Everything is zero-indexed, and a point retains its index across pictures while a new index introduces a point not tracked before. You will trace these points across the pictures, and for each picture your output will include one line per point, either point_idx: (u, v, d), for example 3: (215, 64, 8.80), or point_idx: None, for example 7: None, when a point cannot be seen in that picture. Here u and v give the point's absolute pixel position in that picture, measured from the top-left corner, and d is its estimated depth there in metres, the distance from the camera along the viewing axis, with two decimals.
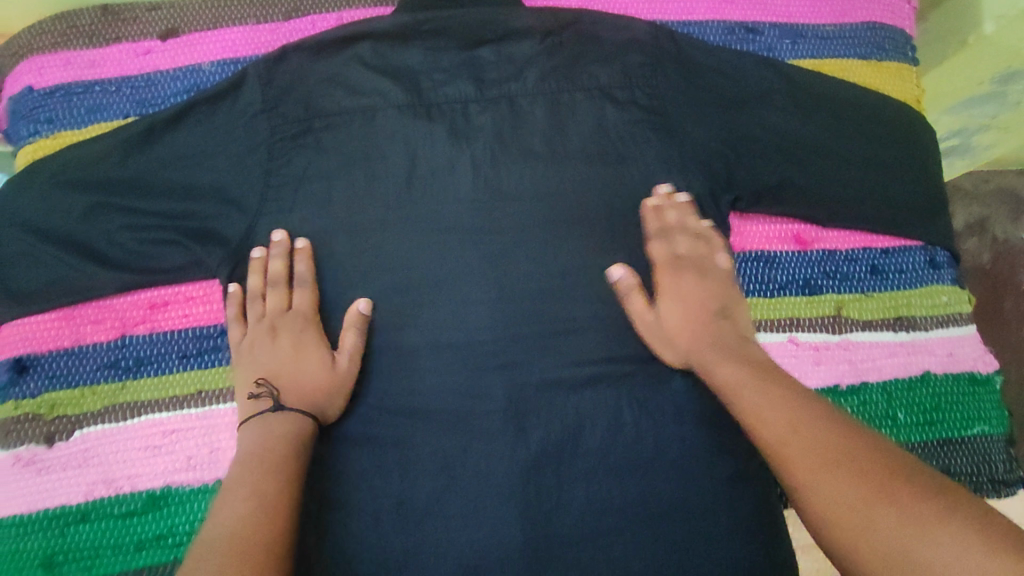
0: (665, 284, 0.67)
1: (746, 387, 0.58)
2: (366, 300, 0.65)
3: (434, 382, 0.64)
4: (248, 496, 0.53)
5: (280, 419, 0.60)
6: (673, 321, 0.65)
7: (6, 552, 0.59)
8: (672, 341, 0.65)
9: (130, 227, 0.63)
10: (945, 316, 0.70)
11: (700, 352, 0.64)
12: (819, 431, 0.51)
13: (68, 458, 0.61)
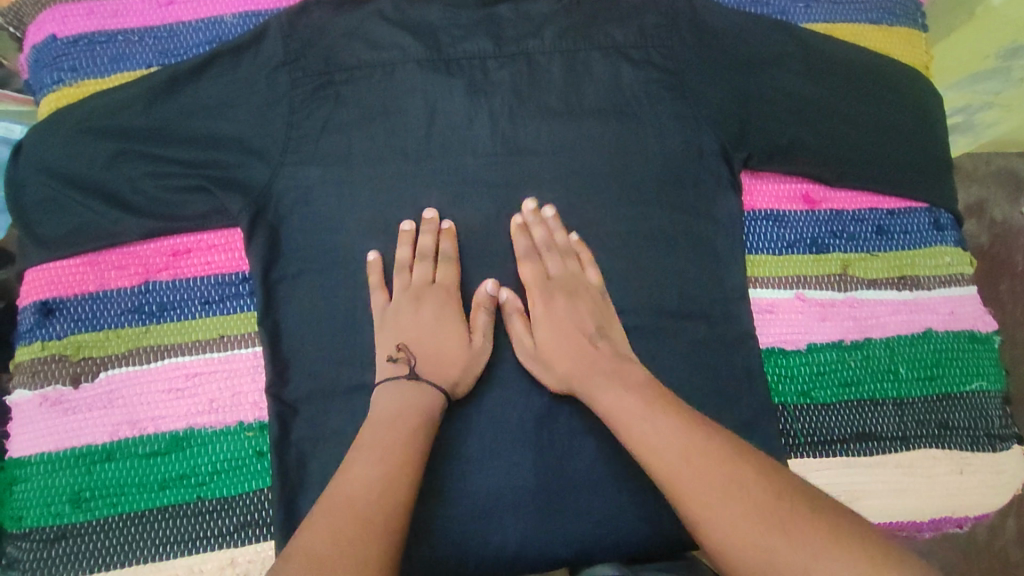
0: (538, 309, 0.64)
1: (632, 421, 0.55)
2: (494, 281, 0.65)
3: None
4: (381, 461, 0.52)
5: (416, 387, 0.58)
6: (543, 342, 0.62)
7: (34, 488, 0.60)
8: (551, 364, 0.61)
9: (153, 174, 0.64)
10: (947, 276, 0.71)
11: (580, 378, 0.60)
12: (702, 473, 0.50)
13: (93, 398, 0.62)
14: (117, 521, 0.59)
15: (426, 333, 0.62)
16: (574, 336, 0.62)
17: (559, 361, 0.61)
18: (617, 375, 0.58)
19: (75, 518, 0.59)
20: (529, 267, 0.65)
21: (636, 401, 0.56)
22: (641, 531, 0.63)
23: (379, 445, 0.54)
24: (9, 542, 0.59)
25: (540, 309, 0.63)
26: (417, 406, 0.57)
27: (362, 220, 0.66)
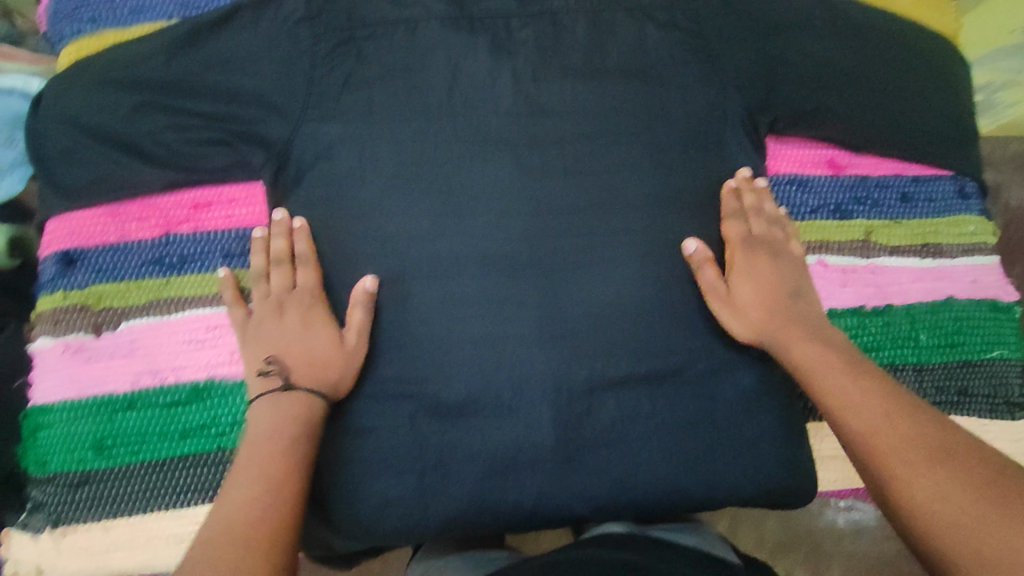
0: (739, 263, 0.66)
1: (822, 377, 0.56)
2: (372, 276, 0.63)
3: (470, 289, 0.65)
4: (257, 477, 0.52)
5: (290, 397, 0.57)
6: (744, 295, 0.64)
7: (58, 434, 0.60)
8: (742, 314, 0.64)
9: (175, 127, 0.64)
10: (970, 244, 0.71)
11: (773, 329, 0.62)
12: (906, 429, 0.50)
13: (115, 348, 0.62)
14: (139, 469, 0.60)
15: (295, 339, 0.61)
16: (761, 293, 0.64)
17: (762, 316, 0.63)
18: (790, 324, 0.62)
19: (98, 465, 0.60)
20: (733, 223, 0.67)
21: (826, 373, 0.56)
22: (656, 486, 0.64)
23: (254, 465, 0.53)
24: (35, 487, 0.60)
25: (741, 259, 0.66)
26: (295, 416, 0.57)
27: (381, 177, 0.65)
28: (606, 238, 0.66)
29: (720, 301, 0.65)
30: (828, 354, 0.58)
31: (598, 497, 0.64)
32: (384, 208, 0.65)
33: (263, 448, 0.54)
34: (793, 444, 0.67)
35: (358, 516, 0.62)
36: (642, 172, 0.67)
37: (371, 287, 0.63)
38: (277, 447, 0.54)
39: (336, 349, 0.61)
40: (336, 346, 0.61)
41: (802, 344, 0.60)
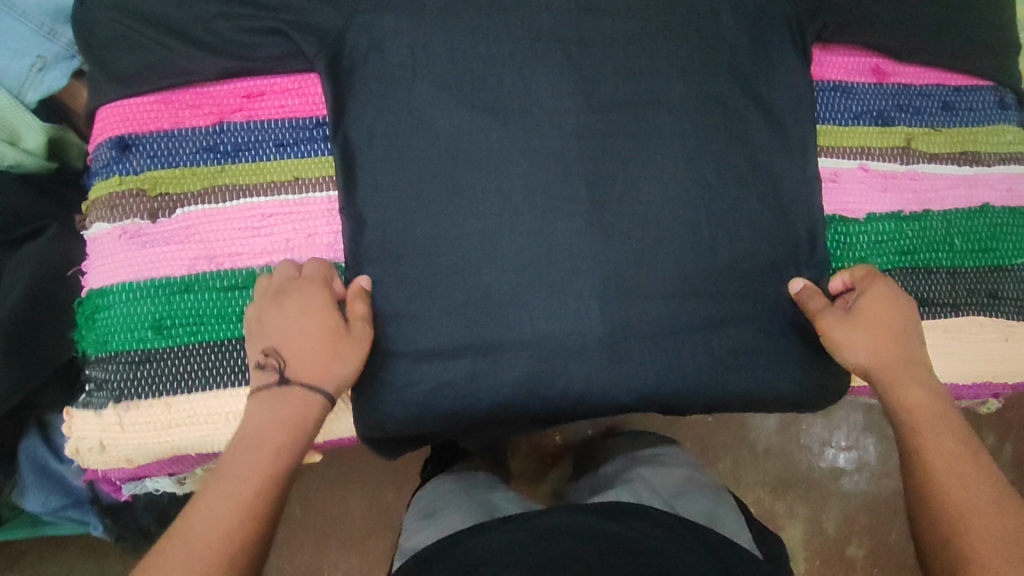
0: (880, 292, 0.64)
1: (936, 444, 0.56)
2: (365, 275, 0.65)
3: (521, 183, 0.66)
4: (243, 498, 0.51)
5: (287, 394, 0.56)
6: (878, 325, 0.62)
7: (119, 315, 0.61)
8: (866, 332, 0.62)
9: (227, 15, 0.62)
10: (1007, 153, 0.72)
11: (897, 362, 0.61)
12: (997, 541, 0.50)
13: (170, 233, 0.62)
14: (199, 349, 0.61)
15: (291, 328, 0.58)
16: (888, 334, 0.62)
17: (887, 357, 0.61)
18: (911, 381, 0.60)
19: (158, 344, 0.61)
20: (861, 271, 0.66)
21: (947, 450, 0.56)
22: (698, 380, 0.67)
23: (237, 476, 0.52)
24: (97, 366, 0.62)
25: (887, 286, 0.64)
26: (284, 421, 0.55)
27: (433, 74, 0.65)
28: (654, 142, 0.68)
29: (840, 336, 0.63)
30: (942, 408, 0.59)
31: (642, 390, 0.66)
32: (437, 104, 0.65)
33: (238, 470, 0.52)
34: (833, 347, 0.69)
35: (414, 401, 0.64)
36: (692, 76, 0.68)
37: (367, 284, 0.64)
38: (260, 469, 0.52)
39: (343, 334, 0.59)
40: (337, 327, 0.59)
41: (912, 391, 0.60)
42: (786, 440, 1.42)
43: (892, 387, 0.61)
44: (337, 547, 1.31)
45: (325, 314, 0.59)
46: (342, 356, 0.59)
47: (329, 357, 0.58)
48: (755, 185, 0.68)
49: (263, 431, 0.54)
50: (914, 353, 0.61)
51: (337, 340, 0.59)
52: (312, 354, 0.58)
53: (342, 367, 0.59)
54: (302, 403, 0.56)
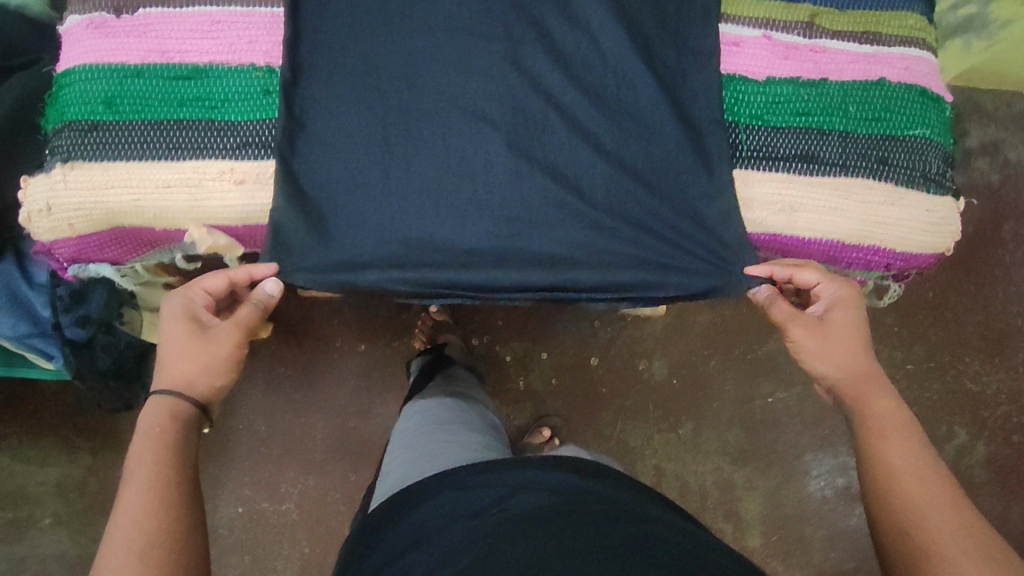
0: (830, 307, 0.75)
1: (891, 448, 0.64)
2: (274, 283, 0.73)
3: (443, 17, 0.72)
4: (149, 498, 0.60)
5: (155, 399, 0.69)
6: (841, 328, 0.74)
7: (76, 90, 0.69)
8: (828, 335, 0.74)
9: None
10: (908, 37, 0.76)
11: (850, 363, 0.72)
12: (960, 539, 0.56)
13: (131, 28, 0.71)
14: (142, 124, 0.69)
15: (174, 345, 0.71)
16: (850, 334, 0.74)
17: (848, 360, 0.72)
18: (875, 384, 0.71)
19: (108, 117, 0.69)
20: (813, 271, 0.74)
21: (909, 471, 0.62)
22: (591, 215, 0.72)
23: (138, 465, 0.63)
24: (54, 135, 0.70)
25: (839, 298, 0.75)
26: (167, 413, 0.68)
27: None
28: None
29: (809, 344, 0.74)
30: (900, 415, 0.67)
31: (546, 209, 0.72)
32: None
33: (133, 482, 0.61)
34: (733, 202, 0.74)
35: (331, 203, 0.71)
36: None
37: (273, 290, 0.72)
38: (148, 473, 0.62)
39: (203, 359, 0.71)
40: (198, 354, 0.71)
41: (876, 398, 0.69)
42: (751, 407, 1.41)
43: (853, 393, 0.71)
44: (295, 467, 1.32)
45: (195, 317, 0.73)
46: (195, 355, 0.70)
47: (183, 353, 0.70)
48: (662, 44, 0.74)
49: (143, 451, 0.64)
50: (871, 357, 0.73)
51: (195, 336, 0.71)
52: (179, 366, 0.70)
53: (191, 365, 0.70)
54: (170, 405, 0.68)
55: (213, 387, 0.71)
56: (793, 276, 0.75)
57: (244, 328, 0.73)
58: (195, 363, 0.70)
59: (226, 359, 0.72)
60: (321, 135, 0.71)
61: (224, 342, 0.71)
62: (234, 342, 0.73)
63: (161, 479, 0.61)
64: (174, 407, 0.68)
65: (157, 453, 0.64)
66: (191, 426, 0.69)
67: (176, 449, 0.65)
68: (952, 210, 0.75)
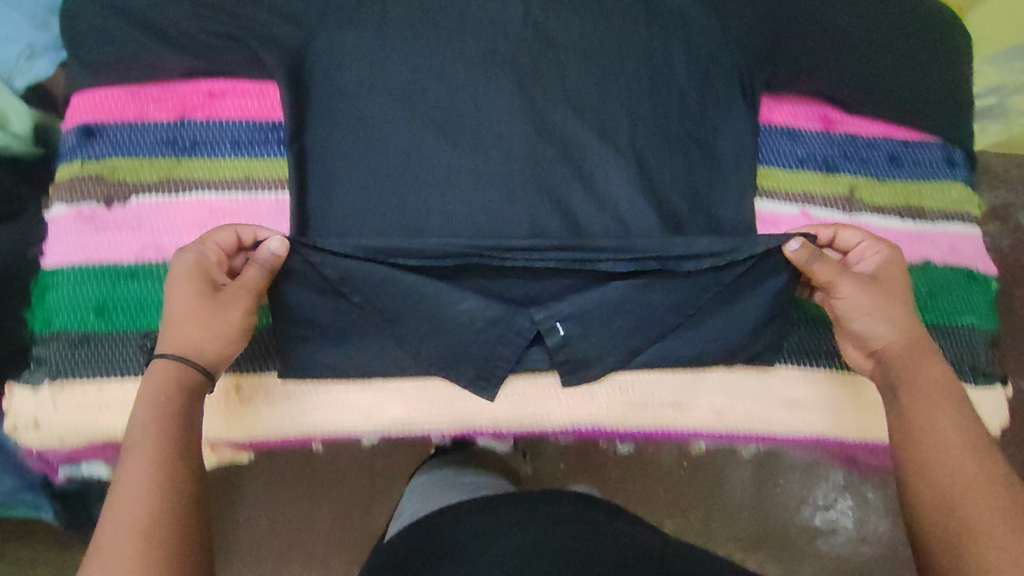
0: (885, 282, 0.61)
1: (944, 438, 0.54)
2: (280, 240, 0.56)
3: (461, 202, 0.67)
4: (156, 490, 0.45)
5: (160, 366, 0.51)
6: (893, 285, 0.61)
7: (65, 296, 0.64)
8: (886, 321, 0.59)
9: (198, 17, 0.67)
10: (952, 211, 0.73)
11: (912, 355, 0.59)
12: (1000, 521, 0.48)
13: (123, 220, 0.65)
14: (136, 333, 0.64)
15: (177, 296, 0.54)
16: (901, 297, 0.61)
17: (908, 323, 0.59)
18: (925, 346, 0.59)
19: (99, 327, 0.64)
20: (866, 239, 0.63)
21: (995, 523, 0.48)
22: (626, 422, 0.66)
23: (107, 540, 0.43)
24: (41, 343, 0.65)
25: (894, 271, 0.62)
26: (179, 385, 0.51)
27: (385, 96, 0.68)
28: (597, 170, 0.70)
29: (864, 302, 0.59)
30: (947, 386, 0.57)
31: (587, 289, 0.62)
32: (390, 120, 0.68)
33: (134, 458, 0.46)
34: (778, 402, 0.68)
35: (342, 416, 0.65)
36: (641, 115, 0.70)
37: (277, 250, 0.56)
38: (157, 456, 0.46)
39: (218, 334, 0.53)
40: (212, 331, 0.53)
41: (926, 367, 0.58)
42: None
43: (900, 359, 0.59)
44: None
45: (204, 274, 0.54)
46: (203, 322, 0.53)
47: (190, 319, 0.52)
48: (692, 219, 0.70)
49: (138, 420, 0.48)
50: (922, 328, 0.61)
51: (205, 302, 0.53)
52: (188, 344, 0.52)
53: (204, 337, 0.53)
54: (174, 370, 0.51)
55: (225, 356, 0.55)
56: (833, 236, 0.63)
57: (253, 293, 0.55)
58: (209, 332, 0.53)
59: (238, 329, 0.55)
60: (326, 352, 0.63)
61: (238, 309, 0.54)
62: (247, 311, 0.55)
63: (152, 533, 0.44)
64: (179, 374, 0.51)
65: (167, 433, 0.47)
66: (196, 401, 0.52)
67: (192, 438, 0.49)
68: (1000, 405, 0.71)
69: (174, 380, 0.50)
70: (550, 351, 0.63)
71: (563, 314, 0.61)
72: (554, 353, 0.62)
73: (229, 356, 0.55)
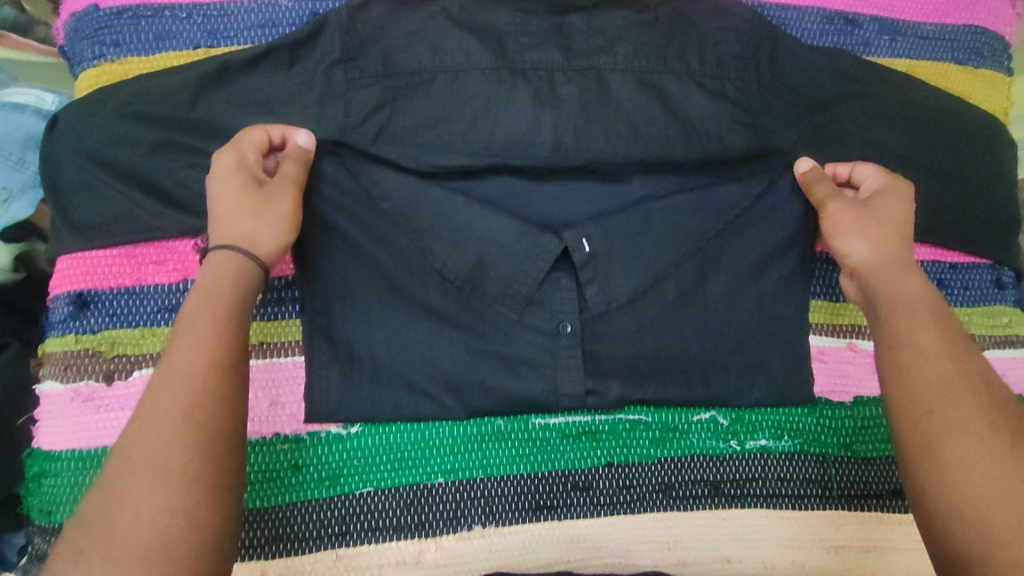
0: (875, 201, 0.63)
1: (923, 335, 0.54)
2: (308, 134, 0.60)
3: (490, 363, 0.61)
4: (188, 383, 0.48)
5: (217, 256, 0.54)
6: (890, 212, 0.62)
7: (66, 484, 0.59)
8: (868, 236, 0.61)
9: (199, 167, 0.62)
10: (1002, 336, 0.71)
11: (893, 265, 0.60)
12: (982, 442, 0.48)
13: (126, 397, 0.61)
14: None
15: (225, 210, 0.55)
16: (896, 223, 0.62)
17: (889, 246, 0.60)
18: (909, 265, 0.60)
19: None
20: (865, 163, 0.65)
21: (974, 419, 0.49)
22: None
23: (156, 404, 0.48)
24: (38, 536, 0.59)
25: (890, 190, 0.63)
26: (229, 273, 0.53)
27: (396, 253, 0.61)
28: (621, 322, 0.62)
29: (849, 221, 0.62)
30: (927, 300, 0.57)
31: (625, 417, 0.64)
32: (412, 272, 0.61)
33: (184, 347, 0.49)
34: (832, 551, 0.65)
35: None
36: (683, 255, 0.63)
37: (306, 143, 0.59)
38: (193, 371, 0.48)
39: (270, 224, 0.56)
40: (263, 218, 0.56)
41: (909, 280, 0.58)
42: None
43: (885, 282, 0.59)
44: None
45: (249, 174, 0.57)
46: (252, 211, 0.55)
47: (239, 207, 0.55)
48: (744, 359, 0.64)
49: (196, 315, 0.50)
50: (909, 248, 0.61)
51: (252, 194, 0.56)
52: (241, 224, 0.55)
53: (254, 222, 0.55)
54: (228, 265, 0.53)
55: (278, 248, 0.56)
56: (848, 170, 0.65)
57: (298, 188, 0.58)
58: (259, 221, 0.55)
59: (290, 222, 0.57)
60: (359, 523, 0.61)
61: (283, 200, 0.57)
62: (294, 203, 0.58)
63: (182, 420, 0.47)
64: (230, 270, 0.53)
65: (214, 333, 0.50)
66: (246, 295, 0.53)
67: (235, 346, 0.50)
68: None
69: (218, 284, 0.52)
70: (577, 272, 0.61)
71: (593, 231, 0.62)
72: (581, 269, 0.61)
73: (283, 245, 0.57)
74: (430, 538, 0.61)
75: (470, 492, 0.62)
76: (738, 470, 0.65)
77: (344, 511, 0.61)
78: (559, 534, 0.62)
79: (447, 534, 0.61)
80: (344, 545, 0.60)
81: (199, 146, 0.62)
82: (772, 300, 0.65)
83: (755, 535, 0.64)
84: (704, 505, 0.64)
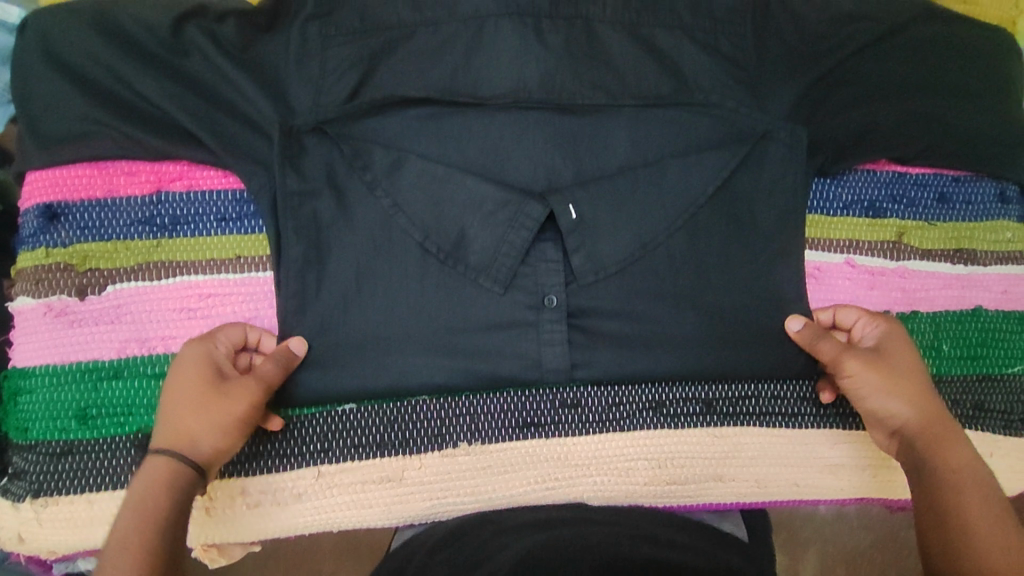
0: (891, 353, 0.57)
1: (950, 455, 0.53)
2: (300, 338, 0.56)
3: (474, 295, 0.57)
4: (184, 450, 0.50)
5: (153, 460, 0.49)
6: (903, 364, 0.57)
7: (40, 401, 0.58)
8: (896, 396, 0.55)
9: (163, 77, 0.58)
10: (1004, 252, 0.69)
11: (930, 424, 0.55)
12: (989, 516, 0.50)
13: (101, 312, 0.59)
14: (124, 439, 0.58)
15: (178, 401, 0.51)
16: (913, 373, 0.56)
17: (923, 400, 0.55)
18: (949, 426, 0.55)
19: (81, 436, 0.58)
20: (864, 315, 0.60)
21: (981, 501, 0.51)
22: (662, 496, 0.62)
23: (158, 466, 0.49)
24: (15, 453, 0.58)
25: (901, 341, 0.58)
26: (172, 473, 0.49)
27: (373, 168, 0.57)
28: (612, 246, 0.57)
29: (874, 380, 0.56)
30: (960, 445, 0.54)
31: None
32: (386, 193, 0.57)
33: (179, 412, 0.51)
34: (824, 467, 0.64)
35: (360, 511, 0.59)
36: (680, 222, 0.59)
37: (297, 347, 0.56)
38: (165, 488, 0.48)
39: (219, 419, 0.51)
40: (216, 411, 0.51)
41: (950, 444, 0.54)
42: None
43: (920, 442, 0.54)
44: None
45: (213, 366, 0.53)
46: (201, 409, 0.51)
47: (189, 407, 0.51)
48: (752, 336, 0.60)
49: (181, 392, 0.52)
50: (939, 400, 0.56)
51: (207, 390, 0.51)
52: (189, 427, 0.50)
53: (197, 424, 0.51)
54: (164, 471, 0.48)
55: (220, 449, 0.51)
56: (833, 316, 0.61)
57: (265, 387, 0.53)
58: (203, 422, 0.51)
59: (242, 424, 0.52)
60: (343, 441, 0.59)
61: (241, 400, 0.52)
62: (254, 404, 0.52)
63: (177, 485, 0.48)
64: (168, 474, 0.48)
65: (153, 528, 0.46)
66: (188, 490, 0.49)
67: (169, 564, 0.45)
68: None
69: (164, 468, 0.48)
70: (564, 240, 0.57)
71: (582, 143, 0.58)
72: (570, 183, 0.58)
73: (228, 451, 0.52)
74: (414, 455, 0.60)
75: (454, 409, 0.60)
76: (730, 388, 0.63)
77: (326, 428, 0.59)
78: (547, 451, 0.61)
79: (431, 451, 0.60)
80: (326, 463, 0.59)
81: (165, 84, 0.57)
82: (772, 271, 0.60)
83: (745, 451, 0.63)
84: (695, 423, 0.63)
